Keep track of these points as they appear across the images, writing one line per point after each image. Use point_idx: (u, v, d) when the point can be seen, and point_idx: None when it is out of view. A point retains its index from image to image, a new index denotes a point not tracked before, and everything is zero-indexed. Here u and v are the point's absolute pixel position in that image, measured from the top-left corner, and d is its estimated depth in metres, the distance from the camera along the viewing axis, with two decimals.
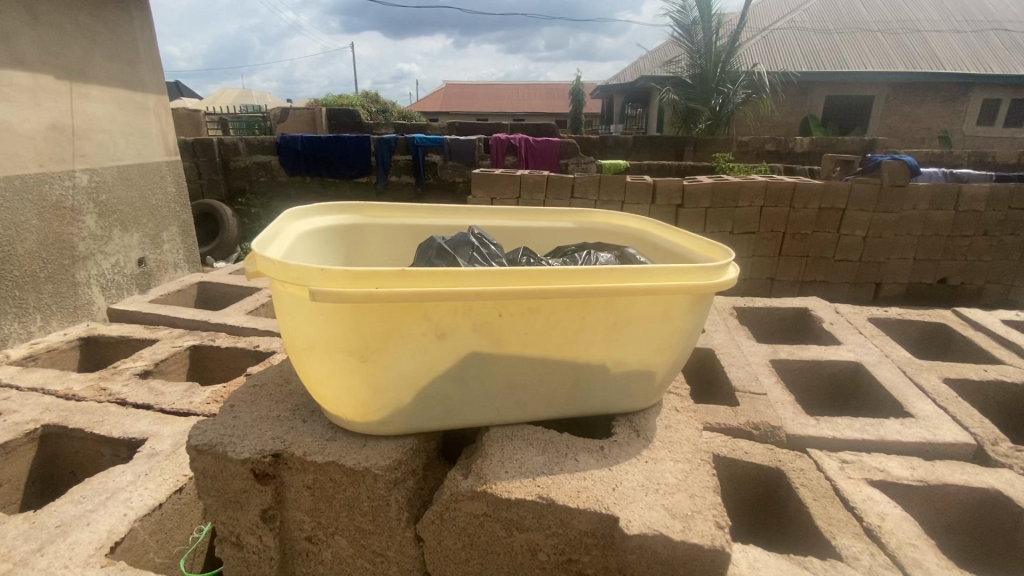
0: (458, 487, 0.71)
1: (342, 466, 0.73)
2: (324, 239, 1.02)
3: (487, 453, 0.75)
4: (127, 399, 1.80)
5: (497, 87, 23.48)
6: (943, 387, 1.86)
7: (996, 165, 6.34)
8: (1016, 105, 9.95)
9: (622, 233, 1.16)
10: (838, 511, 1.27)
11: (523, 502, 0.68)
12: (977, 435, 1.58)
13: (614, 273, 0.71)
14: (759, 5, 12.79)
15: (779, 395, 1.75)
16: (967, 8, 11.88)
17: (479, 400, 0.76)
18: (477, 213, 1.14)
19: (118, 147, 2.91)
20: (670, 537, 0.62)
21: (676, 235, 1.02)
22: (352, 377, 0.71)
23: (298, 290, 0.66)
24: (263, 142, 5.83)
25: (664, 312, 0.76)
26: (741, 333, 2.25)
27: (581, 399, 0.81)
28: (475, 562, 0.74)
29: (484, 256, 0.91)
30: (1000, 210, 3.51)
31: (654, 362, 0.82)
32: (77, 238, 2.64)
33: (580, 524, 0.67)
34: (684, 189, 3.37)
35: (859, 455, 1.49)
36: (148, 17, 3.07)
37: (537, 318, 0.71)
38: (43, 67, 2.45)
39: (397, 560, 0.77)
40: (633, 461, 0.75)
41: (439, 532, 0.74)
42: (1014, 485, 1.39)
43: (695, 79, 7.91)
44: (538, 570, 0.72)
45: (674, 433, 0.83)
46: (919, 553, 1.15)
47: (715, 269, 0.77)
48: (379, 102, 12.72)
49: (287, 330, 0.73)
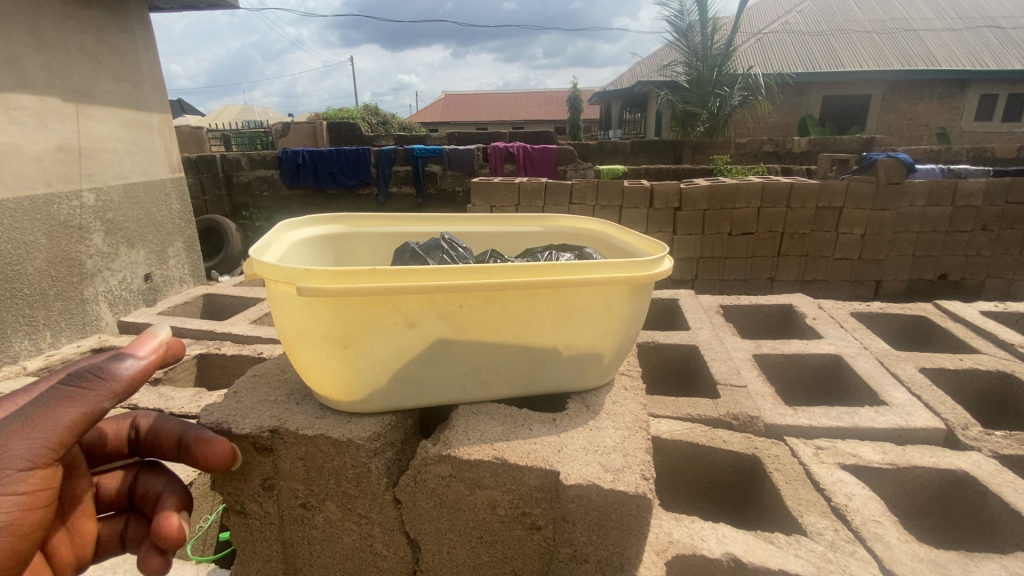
0: (427, 452, 0.84)
1: (329, 437, 0.85)
2: (315, 246, 1.14)
3: (454, 426, 0.88)
4: (139, 405, 1.93)
5: (496, 96, 23.77)
6: (919, 376, 1.95)
7: (993, 159, 6.43)
8: (1013, 100, 10.06)
9: (584, 234, 1.28)
10: (808, 492, 1.37)
11: (481, 462, 0.81)
12: (949, 421, 1.68)
13: (560, 267, 0.83)
14: (753, 9, 13.04)
15: (758, 387, 1.86)
16: (960, 4, 12.08)
17: (450, 379, 0.88)
18: (451, 221, 1.26)
19: (124, 165, 3.07)
20: (602, 486, 0.75)
21: (628, 235, 1.15)
22: (335, 362, 0.83)
23: (288, 288, 0.79)
24: (267, 158, 6.01)
25: (606, 302, 0.88)
26: (725, 329, 2.35)
27: (537, 379, 0.93)
28: (445, 519, 0.86)
29: (453, 257, 1.04)
30: (998, 204, 3.62)
31: (602, 345, 0.94)
32: (85, 256, 2.78)
33: (530, 480, 0.80)
34: (681, 192, 3.49)
35: (834, 442, 1.59)
36: (150, 39, 3.26)
37: (494, 307, 0.83)
38: (51, 90, 2.60)
39: (379, 521, 0.89)
40: (579, 429, 0.88)
41: (414, 494, 0.86)
42: (980, 466, 1.48)
43: (691, 82, 8.08)
44: (498, 524, 0.85)
45: (620, 406, 0.95)
46: (881, 528, 1.23)
47: (649, 261, 0.90)
48: (380, 114, 13.05)
49: (278, 321, 0.86)
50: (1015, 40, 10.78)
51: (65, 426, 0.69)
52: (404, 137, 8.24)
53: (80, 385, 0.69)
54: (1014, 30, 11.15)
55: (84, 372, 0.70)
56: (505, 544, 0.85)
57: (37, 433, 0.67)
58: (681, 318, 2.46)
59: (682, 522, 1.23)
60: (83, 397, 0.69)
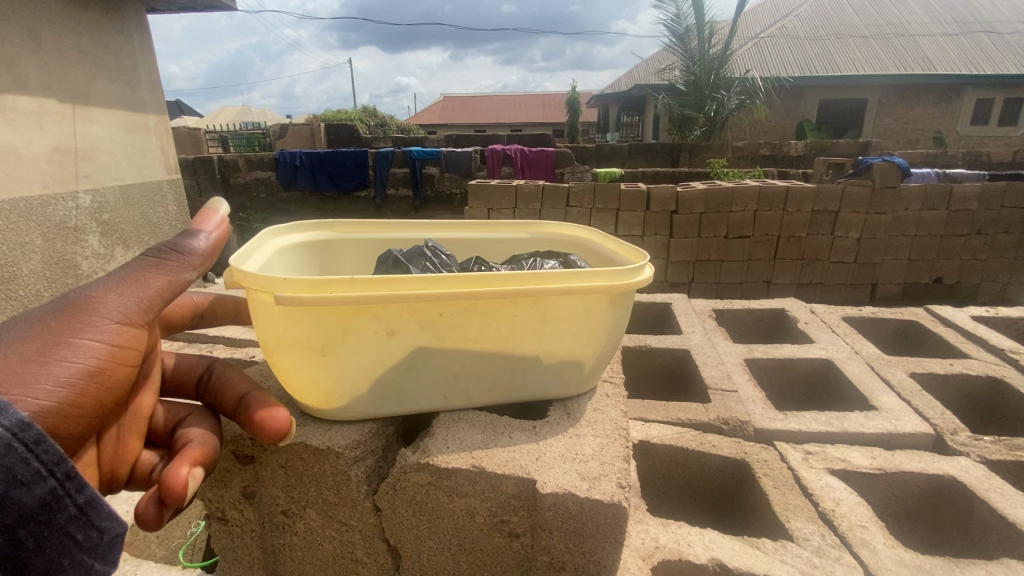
0: (406, 460, 0.84)
1: (309, 445, 0.85)
2: (300, 253, 1.14)
3: (434, 433, 0.88)
4: None
5: (495, 98, 23.81)
6: (909, 381, 1.96)
7: (989, 163, 6.46)
8: (1008, 104, 10.13)
9: (569, 241, 1.28)
10: (796, 497, 1.37)
11: (459, 470, 0.82)
12: (938, 426, 1.68)
13: (540, 276, 0.83)
14: (751, 13, 13.09)
15: (749, 391, 1.86)
16: (956, 9, 12.17)
17: (430, 387, 0.89)
18: (437, 227, 1.26)
19: (120, 167, 3.08)
20: (578, 494, 0.76)
21: (612, 242, 1.16)
22: (315, 370, 0.83)
23: (267, 296, 0.79)
24: (265, 160, 6.01)
25: (586, 310, 0.89)
26: (718, 333, 2.35)
27: (518, 386, 0.93)
28: (425, 526, 0.87)
29: (436, 265, 1.04)
30: (993, 209, 3.64)
31: (582, 353, 0.94)
32: (80, 257, 2.76)
33: (508, 488, 0.81)
34: (678, 195, 3.50)
35: (823, 447, 1.59)
36: (147, 41, 3.27)
37: (474, 315, 0.83)
38: (47, 91, 2.58)
39: (359, 528, 0.90)
40: (559, 436, 0.88)
41: (393, 501, 0.87)
42: (968, 472, 1.48)
43: (689, 86, 8.10)
44: (477, 532, 0.85)
45: (601, 414, 0.96)
46: (868, 534, 1.24)
47: (630, 270, 0.90)
48: (379, 117, 13.06)
49: (258, 329, 0.86)
50: (1011, 45, 10.86)
51: (153, 290, 0.70)
52: (402, 139, 8.24)
53: (166, 253, 0.72)
54: (1010, 36, 11.23)
55: (169, 245, 0.73)
56: (484, 552, 0.86)
57: (130, 293, 0.68)
58: (674, 321, 2.46)
59: (668, 527, 1.23)
60: (169, 265, 0.72)
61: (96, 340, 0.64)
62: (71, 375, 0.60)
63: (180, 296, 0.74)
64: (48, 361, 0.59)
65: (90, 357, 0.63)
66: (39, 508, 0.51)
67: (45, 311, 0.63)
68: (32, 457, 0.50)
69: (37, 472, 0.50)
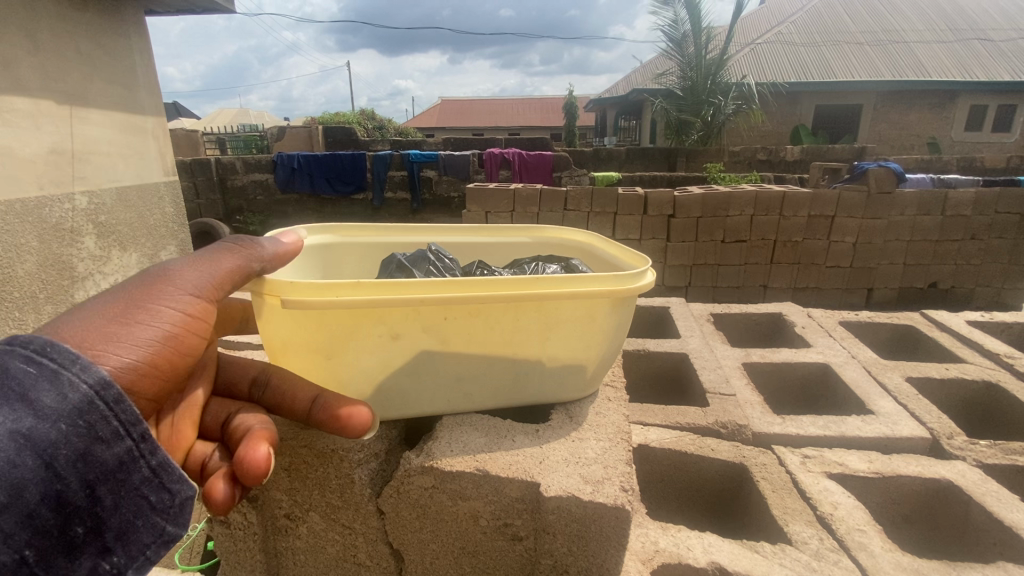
0: (410, 464, 0.84)
1: (313, 449, 0.85)
2: (303, 256, 1.15)
3: (438, 436, 0.89)
4: None
5: (493, 102, 23.90)
6: (905, 385, 1.97)
7: (984, 169, 6.51)
8: (1002, 111, 10.23)
9: (571, 246, 1.29)
10: (794, 501, 1.38)
11: (463, 473, 0.82)
12: (934, 430, 1.70)
13: (543, 280, 0.84)
14: (747, 19, 13.20)
15: (747, 395, 1.87)
16: (949, 16, 12.29)
17: (434, 391, 0.89)
18: (439, 231, 1.27)
19: (117, 169, 3.07)
20: (581, 498, 0.76)
21: (613, 246, 1.17)
22: (320, 373, 0.84)
23: (273, 300, 0.79)
24: (262, 162, 6.02)
25: (589, 313, 0.90)
26: (715, 338, 2.36)
27: (521, 390, 0.94)
28: (428, 529, 0.87)
29: (439, 269, 1.05)
30: (987, 214, 3.67)
31: (584, 357, 0.95)
32: (76, 259, 2.75)
33: (511, 491, 0.81)
34: (675, 200, 3.52)
35: (820, 451, 1.60)
36: (145, 44, 3.28)
37: (477, 319, 0.83)
38: (44, 92, 2.58)
39: (363, 532, 0.90)
40: (561, 440, 0.89)
41: (397, 504, 0.87)
42: (965, 476, 1.50)
43: (686, 91, 8.15)
44: (480, 534, 0.86)
45: (603, 418, 0.97)
46: (866, 537, 1.25)
47: (631, 275, 0.91)
48: (377, 120, 13.10)
49: (264, 332, 0.86)
50: (1004, 52, 10.98)
51: (224, 270, 0.73)
52: (400, 143, 8.26)
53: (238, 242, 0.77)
54: (1003, 43, 11.35)
55: (240, 238, 0.79)
56: (487, 555, 0.87)
57: (204, 269, 0.71)
58: (672, 325, 2.47)
59: (668, 531, 1.24)
60: (241, 252, 0.77)
61: (173, 307, 0.65)
62: (150, 333, 0.61)
63: (244, 283, 0.77)
64: (131, 315, 0.60)
65: (166, 321, 0.64)
66: (117, 466, 0.51)
67: (128, 281, 0.65)
68: (111, 415, 0.50)
69: (115, 430, 0.50)
